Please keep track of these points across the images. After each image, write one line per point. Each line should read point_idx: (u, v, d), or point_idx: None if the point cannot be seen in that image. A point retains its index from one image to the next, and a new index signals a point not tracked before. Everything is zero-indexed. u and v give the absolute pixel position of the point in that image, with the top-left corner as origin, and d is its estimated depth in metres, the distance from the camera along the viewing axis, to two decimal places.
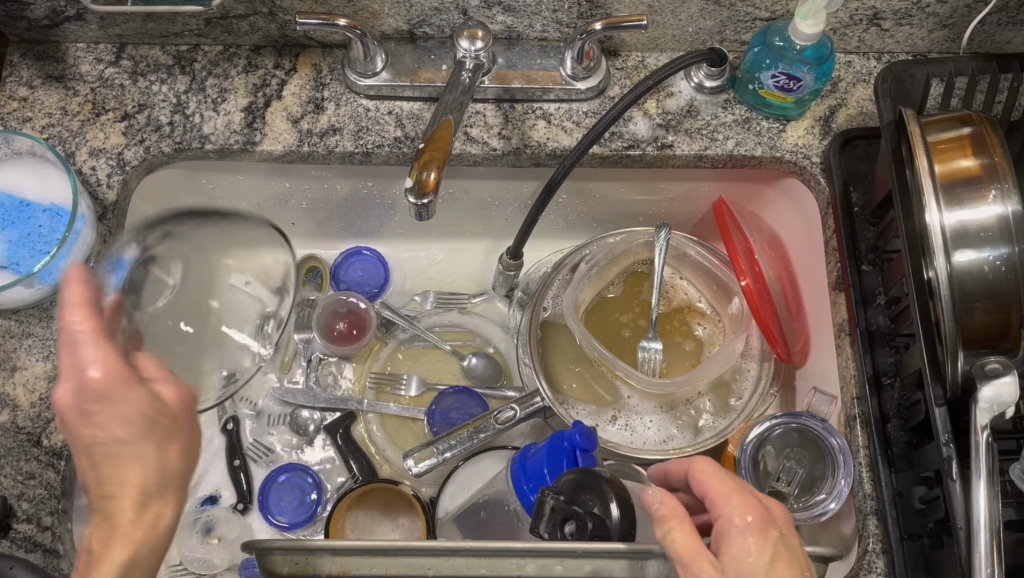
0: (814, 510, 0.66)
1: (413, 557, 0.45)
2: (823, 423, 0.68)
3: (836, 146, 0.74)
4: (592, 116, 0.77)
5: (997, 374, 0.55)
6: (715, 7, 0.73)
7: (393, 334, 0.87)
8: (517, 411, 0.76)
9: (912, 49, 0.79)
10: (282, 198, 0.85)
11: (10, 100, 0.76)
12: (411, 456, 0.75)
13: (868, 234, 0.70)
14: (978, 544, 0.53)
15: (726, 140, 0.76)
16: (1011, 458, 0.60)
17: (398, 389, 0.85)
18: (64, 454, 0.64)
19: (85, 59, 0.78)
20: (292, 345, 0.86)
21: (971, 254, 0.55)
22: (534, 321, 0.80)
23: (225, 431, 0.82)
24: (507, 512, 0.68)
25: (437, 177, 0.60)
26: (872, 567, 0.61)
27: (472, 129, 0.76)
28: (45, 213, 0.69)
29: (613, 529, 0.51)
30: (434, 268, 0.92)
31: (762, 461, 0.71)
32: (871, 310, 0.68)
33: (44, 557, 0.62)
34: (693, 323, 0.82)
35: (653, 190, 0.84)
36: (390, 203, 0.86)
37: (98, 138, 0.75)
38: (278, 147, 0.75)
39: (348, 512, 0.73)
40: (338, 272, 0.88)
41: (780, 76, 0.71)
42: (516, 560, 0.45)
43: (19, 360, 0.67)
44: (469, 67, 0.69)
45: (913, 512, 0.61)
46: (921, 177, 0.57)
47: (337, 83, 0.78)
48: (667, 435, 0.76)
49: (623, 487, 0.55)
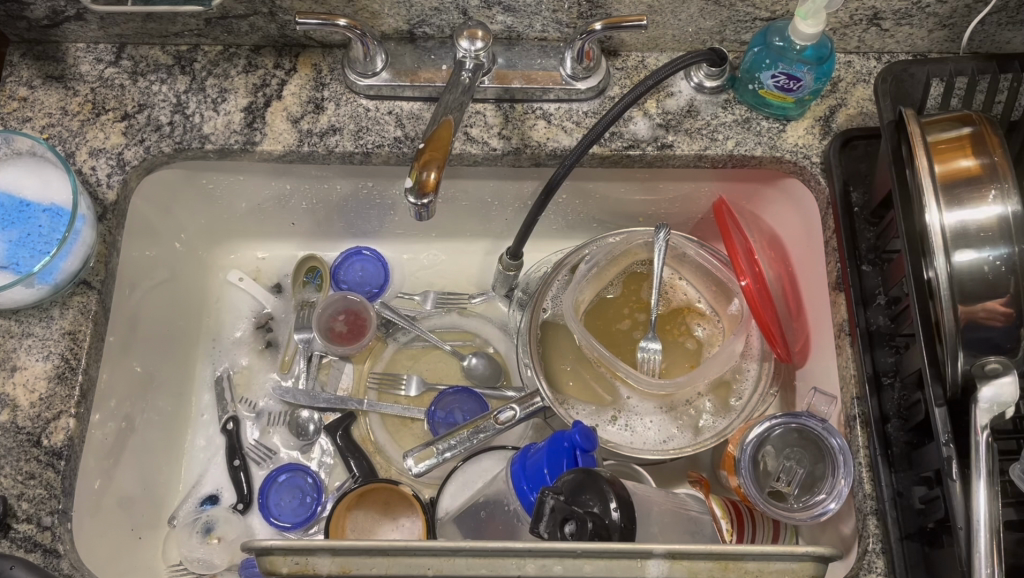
0: (814, 510, 0.66)
1: (415, 557, 0.45)
2: (824, 423, 0.67)
3: (836, 146, 0.74)
4: (592, 116, 0.77)
5: (997, 374, 0.55)
6: (715, 7, 0.73)
7: (393, 334, 0.88)
8: (517, 411, 0.77)
9: (912, 49, 0.79)
10: (283, 199, 0.85)
11: (10, 100, 0.76)
12: (411, 456, 0.76)
13: (869, 234, 0.71)
14: (978, 544, 0.52)
15: (726, 140, 0.76)
16: (1011, 457, 0.61)
17: (398, 389, 0.85)
18: (65, 454, 0.64)
19: (85, 59, 0.78)
20: (292, 345, 0.86)
21: (971, 254, 0.55)
22: (534, 321, 0.80)
23: (225, 431, 0.83)
24: (507, 511, 0.69)
25: (437, 177, 0.60)
26: (872, 567, 0.61)
27: (472, 129, 0.76)
28: (45, 213, 0.69)
29: (613, 530, 0.53)
30: (433, 268, 0.92)
31: (761, 461, 0.70)
32: (871, 310, 0.68)
33: (44, 557, 0.62)
34: (693, 324, 0.82)
35: (652, 190, 0.84)
36: (390, 204, 0.87)
37: (98, 138, 0.75)
38: (278, 147, 0.75)
39: (348, 511, 0.73)
40: (339, 272, 0.89)
41: (780, 76, 0.71)
42: (516, 560, 0.45)
43: (18, 360, 0.67)
44: (469, 67, 0.69)
45: (913, 512, 0.61)
46: (921, 177, 0.57)
47: (337, 83, 0.78)
48: (668, 435, 0.76)
49: (622, 488, 0.56)
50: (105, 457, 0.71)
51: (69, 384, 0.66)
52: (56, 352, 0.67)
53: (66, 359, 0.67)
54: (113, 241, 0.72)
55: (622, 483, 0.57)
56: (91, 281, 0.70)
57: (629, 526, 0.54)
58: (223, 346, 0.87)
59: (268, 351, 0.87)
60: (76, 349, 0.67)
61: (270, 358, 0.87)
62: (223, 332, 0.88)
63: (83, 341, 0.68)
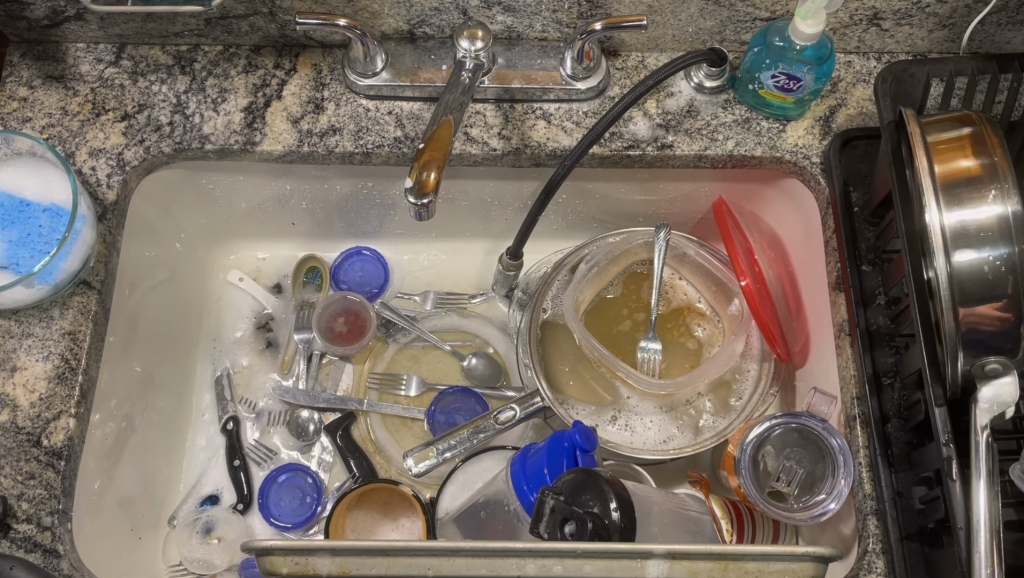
0: (814, 510, 0.66)
1: (415, 557, 0.45)
2: (824, 423, 0.67)
3: (836, 146, 0.74)
4: (592, 116, 0.77)
5: (997, 374, 0.55)
6: (715, 7, 0.73)
7: (393, 334, 0.88)
8: (517, 411, 0.77)
9: (912, 49, 0.79)
10: (283, 199, 0.85)
11: (10, 100, 0.76)
12: (411, 456, 0.76)
13: (868, 234, 0.71)
14: (978, 544, 0.52)
15: (726, 140, 0.76)
16: (1011, 457, 0.61)
17: (398, 389, 0.85)
18: (65, 454, 0.64)
19: (85, 59, 0.78)
20: (292, 345, 0.86)
21: (971, 254, 0.55)
22: (534, 321, 0.80)
23: (225, 431, 0.83)
24: (507, 512, 0.69)
25: (437, 177, 0.60)
26: (872, 567, 0.61)
27: (473, 129, 0.76)
28: (44, 213, 0.69)
29: (613, 530, 0.53)
30: (432, 268, 0.92)
31: (761, 461, 0.70)
32: (871, 310, 0.68)
33: (44, 557, 0.62)
34: (693, 323, 0.82)
35: (652, 190, 0.84)
36: (390, 204, 0.87)
37: (98, 139, 0.75)
38: (278, 147, 0.75)
39: (348, 511, 0.73)
40: (339, 272, 0.89)
41: (780, 76, 0.71)
42: (516, 560, 0.45)
43: (18, 360, 0.67)
44: (469, 67, 0.69)
45: (913, 512, 0.61)
46: (921, 177, 0.57)
47: (337, 83, 0.78)
48: (668, 436, 0.76)
49: (622, 488, 0.56)
50: (105, 457, 0.71)
51: (69, 384, 0.66)
52: (56, 352, 0.67)
53: (66, 359, 0.67)
54: (113, 241, 0.72)
55: (622, 483, 0.57)
56: (91, 281, 0.70)
57: (629, 526, 0.53)
58: (223, 346, 0.87)
59: (268, 352, 0.87)
60: (76, 349, 0.67)
61: (270, 358, 0.87)
62: (223, 332, 0.88)
63: (83, 341, 0.68)
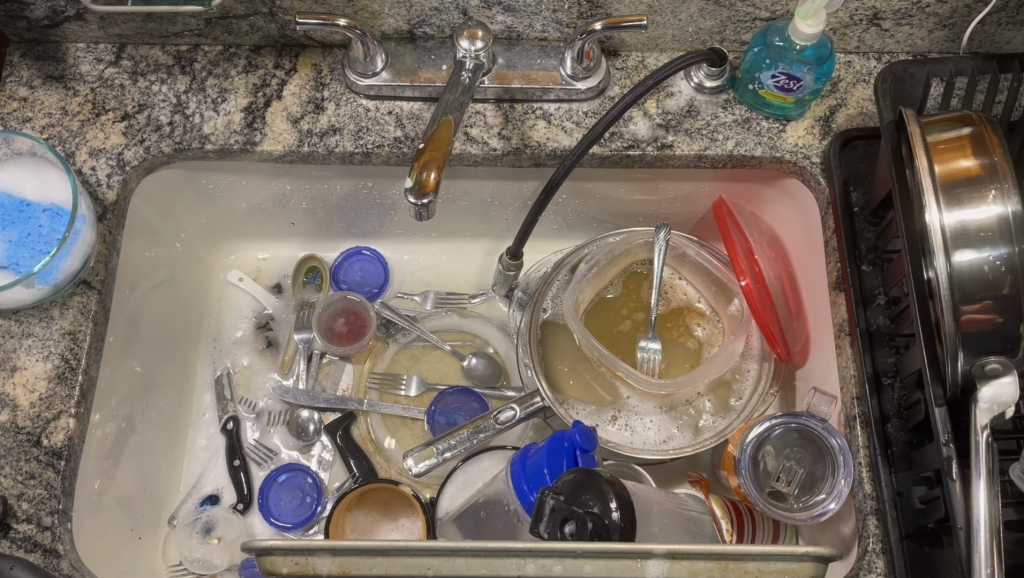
0: (814, 510, 0.66)
1: (415, 557, 0.45)
2: (824, 423, 0.67)
3: (836, 146, 0.74)
4: (592, 116, 0.77)
5: (997, 374, 0.55)
6: (715, 7, 0.73)
7: (393, 334, 0.88)
8: (517, 411, 0.77)
9: (912, 49, 0.79)
10: (284, 199, 0.85)
11: (10, 100, 0.76)
12: (411, 456, 0.76)
13: (869, 234, 0.71)
14: (978, 544, 0.52)
15: (726, 140, 0.76)
16: (1011, 457, 0.60)
17: (398, 389, 0.85)
18: (65, 454, 0.64)
19: (85, 59, 0.78)
20: (292, 345, 0.86)
21: (971, 254, 0.55)
22: (534, 321, 0.80)
23: (225, 431, 0.83)
24: (507, 512, 0.69)
25: (437, 177, 0.60)
26: (872, 567, 0.61)
27: (472, 129, 0.76)
28: (44, 213, 0.69)
29: (613, 530, 0.53)
30: (432, 269, 0.92)
31: (761, 460, 0.70)
32: (871, 310, 0.68)
33: (44, 557, 0.62)
34: (693, 323, 0.82)
35: (652, 190, 0.84)
36: (390, 204, 0.87)
37: (98, 139, 0.75)
38: (278, 147, 0.75)
39: (348, 511, 0.73)
40: (339, 272, 0.89)
41: (780, 76, 0.71)
42: (516, 560, 0.45)
43: (18, 360, 0.67)
44: (469, 67, 0.69)
45: (913, 512, 0.61)
46: (921, 176, 0.57)
47: (337, 83, 0.78)
48: (667, 435, 0.76)
49: (623, 488, 0.56)
50: (105, 457, 0.71)
51: (69, 384, 0.66)
52: (56, 352, 0.67)
53: (66, 359, 0.67)
54: (113, 241, 0.72)
55: (622, 483, 0.57)
56: (91, 281, 0.70)
57: (629, 526, 0.53)
58: (223, 346, 0.87)
59: (268, 351, 0.87)
60: (76, 349, 0.67)
61: (271, 358, 0.87)
62: (223, 332, 0.88)
63: (83, 341, 0.68)
